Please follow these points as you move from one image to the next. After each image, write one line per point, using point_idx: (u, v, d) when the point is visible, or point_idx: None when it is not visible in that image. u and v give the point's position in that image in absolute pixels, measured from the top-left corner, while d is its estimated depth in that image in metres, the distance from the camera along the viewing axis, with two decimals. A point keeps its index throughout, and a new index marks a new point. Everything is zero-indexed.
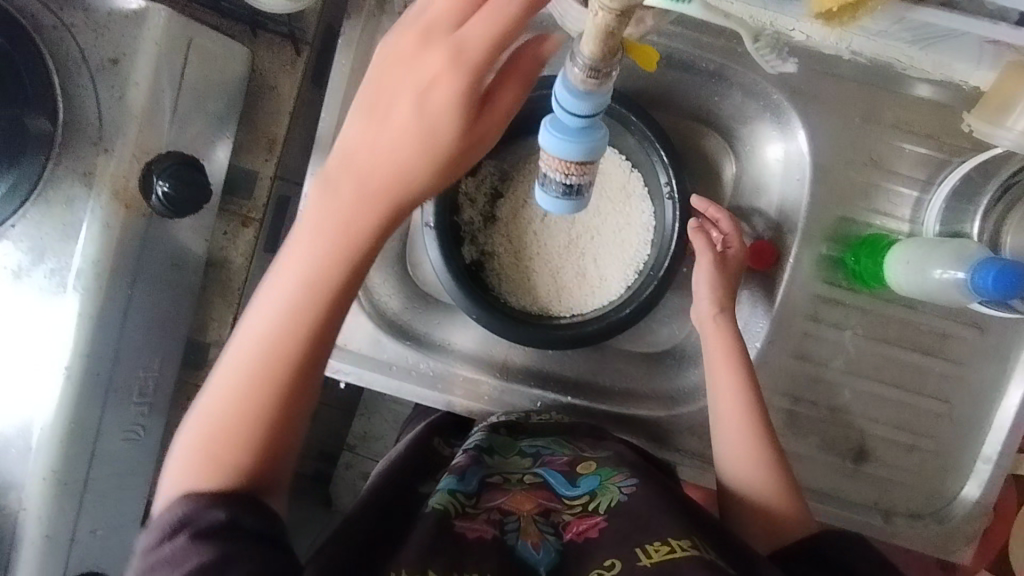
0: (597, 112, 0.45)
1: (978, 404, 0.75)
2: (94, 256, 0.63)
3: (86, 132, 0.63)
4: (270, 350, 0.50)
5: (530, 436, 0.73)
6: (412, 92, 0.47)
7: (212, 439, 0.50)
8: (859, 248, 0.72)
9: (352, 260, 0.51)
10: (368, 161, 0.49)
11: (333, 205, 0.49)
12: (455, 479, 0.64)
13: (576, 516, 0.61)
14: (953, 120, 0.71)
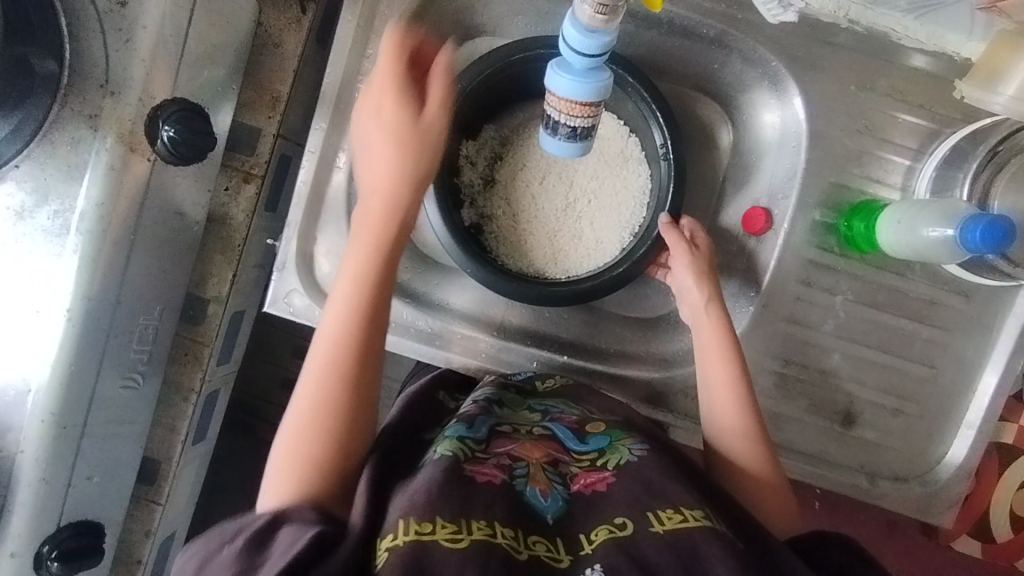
0: (604, 51, 0.48)
1: (964, 370, 0.76)
2: (98, 199, 0.63)
3: (94, 75, 0.63)
4: (359, 310, 0.61)
5: (537, 395, 0.73)
6: (399, 122, 0.66)
7: (296, 463, 0.56)
8: (852, 215, 0.74)
9: (379, 286, 0.63)
10: (372, 203, 0.64)
11: (381, 171, 0.65)
12: (465, 427, 0.64)
13: (584, 470, 0.62)
14: (945, 91, 0.73)
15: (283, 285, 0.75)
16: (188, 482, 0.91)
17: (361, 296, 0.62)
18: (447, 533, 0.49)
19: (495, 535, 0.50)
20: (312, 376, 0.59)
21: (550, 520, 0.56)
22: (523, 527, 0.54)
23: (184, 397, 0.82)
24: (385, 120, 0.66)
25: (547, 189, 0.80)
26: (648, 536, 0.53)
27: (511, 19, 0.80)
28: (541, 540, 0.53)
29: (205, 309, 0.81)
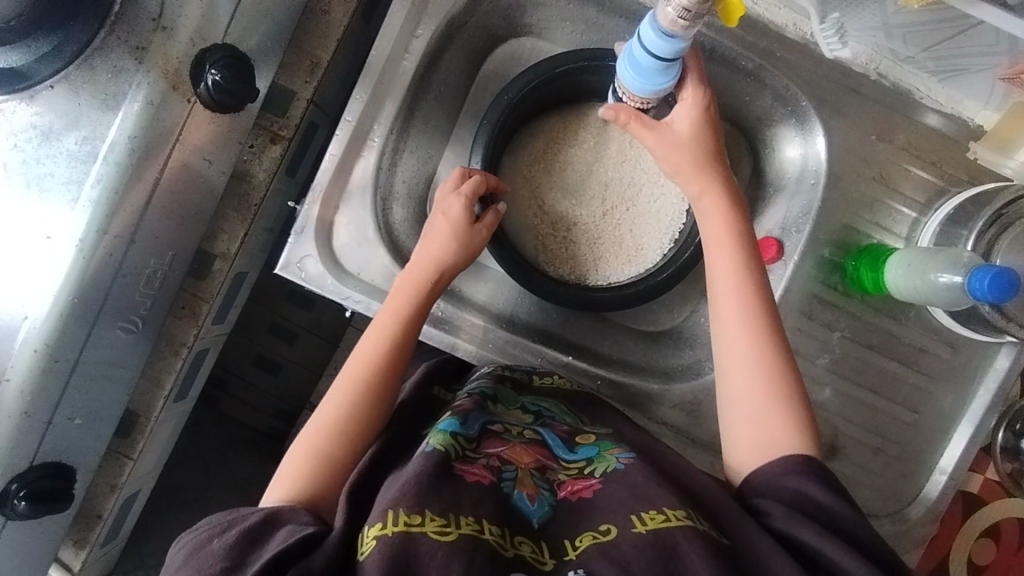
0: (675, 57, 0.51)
1: (942, 418, 0.80)
2: (132, 132, 0.62)
3: (147, 7, 0.62)
4: (391, 345, 0.64)
5: (532, 395, 0.73)
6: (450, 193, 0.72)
7: (310, 462, 0.57)
8: (860, 257, 0.77)
9: (415, 313, 0.67)
10: (421, 253, 0.70)
11: (434, 244, 0.70)
12: (457, 422, 0.63)
13: (572, 477, 0.61)
14: (957, 152, 0.77)
15: (297, 250, 0.74)
16: (161, 441, 0.88)
17: (400, 333, 0.65)
18: (435, 527, 0.48)
19: (483, 531, 0.50)
20: (338, 389, 0.62)
21: (534, 524, 0.55)
22: (509, 527, 0.53)
23: (175, 350, 0.80)
24: (431, 246, 0.70)
25: (587, 196, 0.84)
26: (630, 537, 0.52)
27: (558, 23, 0.82)
28: (526, 540, 0.53)
29: (211, 265, 0.80)
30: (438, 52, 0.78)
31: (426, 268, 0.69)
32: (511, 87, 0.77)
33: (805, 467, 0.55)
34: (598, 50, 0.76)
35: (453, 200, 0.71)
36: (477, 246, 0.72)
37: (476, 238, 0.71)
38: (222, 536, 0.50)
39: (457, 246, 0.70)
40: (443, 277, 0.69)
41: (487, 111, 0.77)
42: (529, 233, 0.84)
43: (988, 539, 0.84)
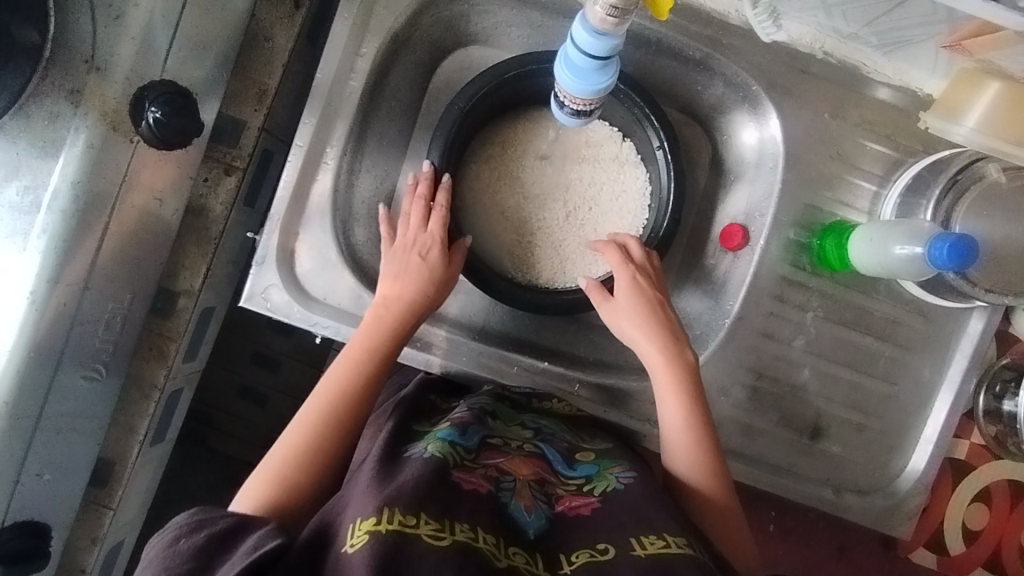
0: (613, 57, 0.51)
1: (922, 387, 0.80)
2: (74, 177, 0.60)
3: (79, 49, 0.60)
4: (362, 372, 0.65)
5: (530, 412, 0.72)
6: (413, 236, 0.73)
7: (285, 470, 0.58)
8: (825, 236, 0.77)
9: (387, 341, 0.67)
10: (389, 285, 0.71)
11: (402, 282, 0.70)
12: (455, 432, 0.62)
13: (569, 493, 0.61)
14: (908, 123, 0.78)
15: (260, 280, 0.74)
16: (142, 486, 0.86)
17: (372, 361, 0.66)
18: (430, 530, 0.47)
19: (478, 539, 0.49)
20: (311, 408, 0.63)
21: (530, 535, 0.55)
22: (503, 537, 0.52)
23: (146, 393, 0.78)
24: (401, 283, 0.70)
25: (549, 199, 0.84)
26: (629, 558, 0.52)
27: (504, 30, 0.82)
28: (519, 551, 0.52)
29: (175, 304, 0.79)
30: (386, 69, 0.78)
31: (396, 302, 0.69)
32: (463, 97, 0.76)
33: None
34: (548, 53, 0.76)
35: (417, 247, 0.73)
36: (445, 287, 0.73)
37: (443, 277, 0.72)
38: (190, 539, 0.49)
39: (427, 287, 0.71)
40: (413, 316, 0.70)
41: (440, 122, 0.77)
42: (495, 242, 0.83)
43: (980, 504, 0.84)
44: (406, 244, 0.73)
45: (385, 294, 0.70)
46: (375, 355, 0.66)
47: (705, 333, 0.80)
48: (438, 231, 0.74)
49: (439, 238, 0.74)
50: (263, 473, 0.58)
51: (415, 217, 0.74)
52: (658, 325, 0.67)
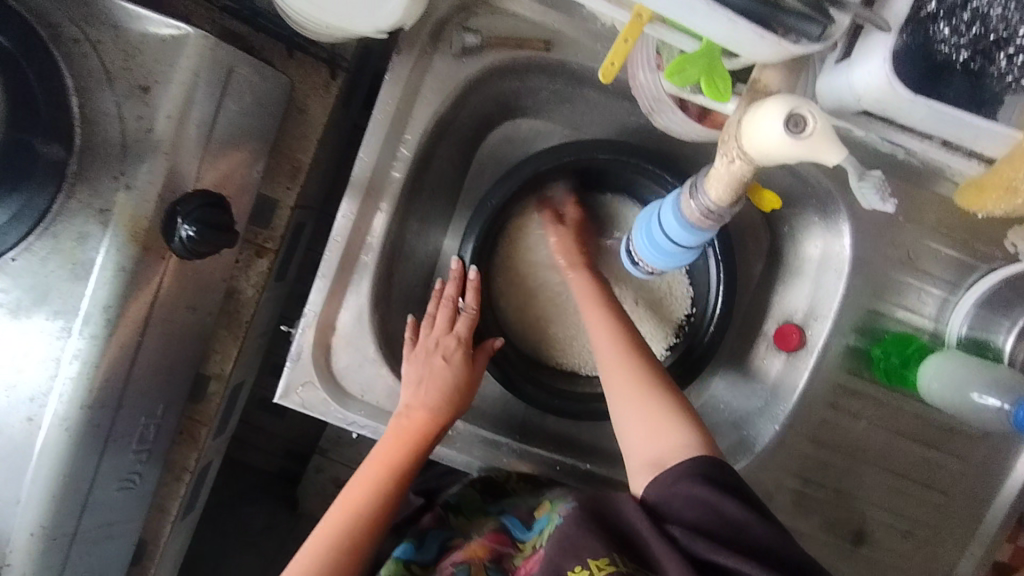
0: (694, 246, 0.48)
1: (977, 500, 0.76)
2: (105, 301, 0.57)
3: (108, 164, 0.56)
4: (383, 491, 0.59)
5: (502, 496, 0.70)
6: (434, 330, 0.67)
7: None
8: (890, 347, 0.72)
9: (411, 453, 0.61)
10: (413, 389, 0.63)
11: (430, 386, 0.63)
12: (414, 546, 0.66)
13: (523, 559, 0.59)
14: (994, 230, 0.71)
15: (296, 375, 0.70)
16: (174, 553, 0.85)
17: (386, 491, 0.59)
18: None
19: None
20: (311, 540, 0.57)
21: None
22: None
23: (178, 476, 0.77)
24: (425, 396, 0.63)
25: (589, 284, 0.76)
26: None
27: (556, 105, 0.75)
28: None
29: (206, 388, 0.76)
30: (429, 150, 0.72)
31: (424, 409, 0.62)
32: (496, 190, 0.71)
33: (700, 473, 0.50)
34: (584, 144, 0.70)
35: (444, 344, 0.66)
36: (470, 390, 0.66)
37: (469, 379, 0.66)
38: None
39: (451, 400, 0.64)
40: (433, 434, 0.62)
41: (474, 216, 0.72)
42: (531, 335, 0.77)
43: None
44: (431, 337, 0.67)
45: (409, 398, 0.63)
46: (396, 469, 0.60)
47: (751, 434, 0.77)
48: (466, 325, 0.68)
49: (464, 336, 0.67)
50: None
51: (430, 314, 0.69)
52: (622, 359, 0.61)
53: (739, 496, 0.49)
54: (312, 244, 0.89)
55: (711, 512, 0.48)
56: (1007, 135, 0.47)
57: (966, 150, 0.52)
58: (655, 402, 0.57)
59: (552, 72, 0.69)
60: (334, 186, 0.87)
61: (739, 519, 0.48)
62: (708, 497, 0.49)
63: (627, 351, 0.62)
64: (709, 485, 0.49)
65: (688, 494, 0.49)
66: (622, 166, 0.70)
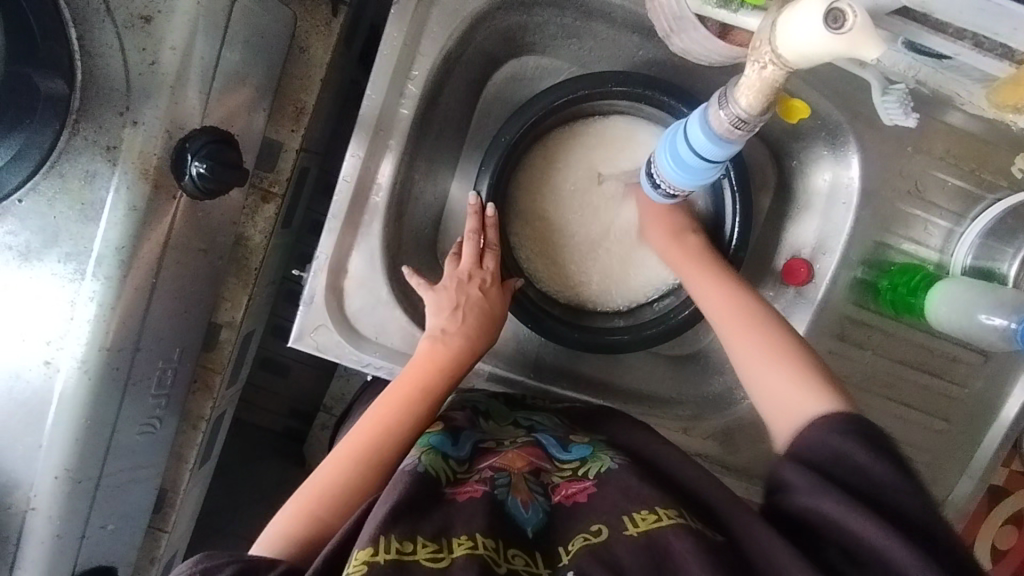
0: (722, 160, 0.51)
1: (976, 424, 0.78)
2: (118, 242, 0.56)
3: (111, 100, 0.55)
4: (416, 409, 0.59)
5: (526, 409, 0.70)
6: (461, 262, 0.68)
7: (319, 505, 0.54)
8: (897, 277, 0.73)
9: (445, 377, 0.61)
10: (447, 317, 0.64)
11: (462, 315, 0.65)
12: (448, 440, 0.60)
13: (565, 480, 0.58)
14: (1000, 158, 0.71)
15: (310, 319, 0.70)
16: (192, 503, 0.85)
17: (417, 412, 0.59)
18: (428, 553, 0.46)
19: (478, 547, 0.48)
20: (342, 451, 0.57)
21: (529, 534, 0.52)
22: (501, 539, 0.50)
23: (194, 424, 0.77)
24: (458, 324, 0.64)
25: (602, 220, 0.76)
26: (622, 540, 0.50)
27: (564, 41, 0.74)
28: (519, 553, 0.50)
29: (217, 336, 0.75)
30: (437, 88, 0.71)
31: (458, 337, 0.63)
32: (509, 127, 0.70)
33: (850, 428, 0.48)
34: (599, 76, 0.69)
35: (473, 273, 0.68)
36: (501, 321, 0.67)
37: (500, 309, 0.67)
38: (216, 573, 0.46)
39: (483, 330, 0.65)
40: (465, 362, 0.63)
41: (487, 153, 0.71)
42: (547, 274, 0.76)
43: (1011, 526, 0.87)
44: (461, 268, 0.68)
45: (444, 325, 0.64)
46: (428, 390, 0.60)
47: None
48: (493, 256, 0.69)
49: (495, 269, 0.69)
50: (294, 508, 0.54)
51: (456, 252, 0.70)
52: (749, 316, 0.59)
53: (884, 454, 0.47)
54: (315, 193, 0.88)
55: (845, 466, 0.47)
56: None
57: (996, 50, 0.49)
58: (808, 359, 0.55)
59: (560, 3, 0.68)
60: (335, 133, 0.86)
61: (866, 464, 0.46)
62: (846, 450, 0.47)
63: (747, 313, 0.59)
64: (859, 440, 0.47)
65: (838, 449, 0.47)
66: (636, 98, 0.70)
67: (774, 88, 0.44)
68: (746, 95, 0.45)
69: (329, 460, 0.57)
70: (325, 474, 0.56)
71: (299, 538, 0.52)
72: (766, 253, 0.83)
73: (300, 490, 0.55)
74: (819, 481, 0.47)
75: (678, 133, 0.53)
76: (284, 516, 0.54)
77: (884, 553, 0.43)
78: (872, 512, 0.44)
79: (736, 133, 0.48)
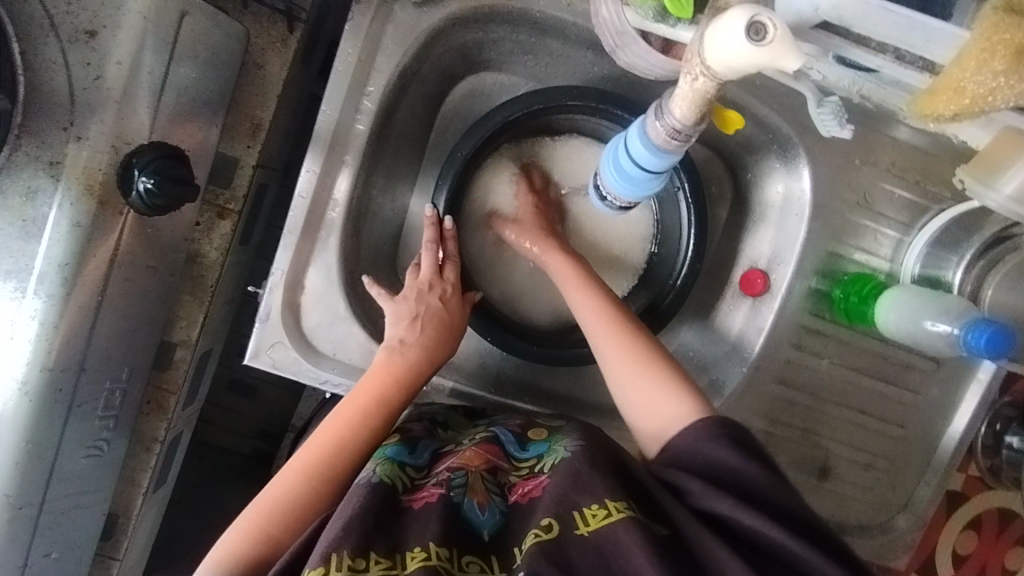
0: (665, 169, 0.53)
1: (931, 430, 0.80)
2: (60, 259, 0.55)
3: (55, 116, 0.54)
4: (372, 421, 0.58)
5: (487, 416, 0.69)
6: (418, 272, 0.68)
7: (268, 522, 0.53)
8: (849, 287, 0.75)
9: (403, 388, 0.61)
10: (406, 327, 0.64)
11: (422, 325, 0.64)
12: (405, 449, 0.59)
13: (522, 479, 0.57)
14: (943, 170, 0.74)
15: (265, 336, 0.69)
16: (146, 529, 0.83)
17: (372, 423, 0.58)
18: (380, 569, 0.46)
19: (432, 557, 0.47)
20: (295, 464, 0.56)
21: (484, 536, 0.52)
22: (457, 547, 0.50)
23: (147, 447, 0.74)
24: (418, 333, 0.64)
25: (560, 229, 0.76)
26: (573, 540, 0.49)
27: (519, 57, 0.75)
28: (475, 560, 0.50)
29: (172, 355, 0.73)
30: (394, 104, 0.71)
31: (416, 347, 0.63)
32: (466, 141, 0.71)
33: (719, 432, 0.51)
34: (554, 91, 0.70)
35: (431, 284, 0.67)
36: (461, 330, 0.67)
37: (460, 316, 0.67)
38: None
39: (442, 340, 0.65)
40: (422, 374, 0.63)
41: (444, 167, 0.72)
42: (508, 286, 0.77)
43: (971, 531, 0.89)
44: (420, 275, 0.68)
45: (403, 335, 0.63)
46: (385, 402, 0.59)
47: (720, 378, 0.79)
48: (454, 265, 0.69)
49: (456, 277, 0.69)
50: (242, 526, 0.52)
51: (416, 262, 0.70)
52: (619, 327, 0.61)
53: (756, 455, 0.50)
54: (274, 210, 0.87)
55: (722, 470, 0.50)
56: (958, 36, 0.47)
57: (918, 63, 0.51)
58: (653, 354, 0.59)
59: (515, 21, 0.69)
60: (294, 149, 0.85)
61: (739, 466, 0.50)
62: (714, 455, 0.50)
63: (614, 321, 0.62)
64: (728, 445, 0.50)
65: (710, 455, 0.51)
66: (593, 112, 0.70)
67: (706, 100, 0.45)
68: (680, 107, 0.46)
69: (281, 474, 0.56)
70: (275, 489, 0.54)
71: (247, 555, 0.51)
72: (725, 265, 0.84)
73: (250, 506, 0.54)
74: (712, 485, 0.49)
75: (621, 145, 0.55)
76: (233, 533, 0.52)
77: (783, 544, 0.47)
78: (758, 506, 0.48)
79: (673, 143, 0.50)
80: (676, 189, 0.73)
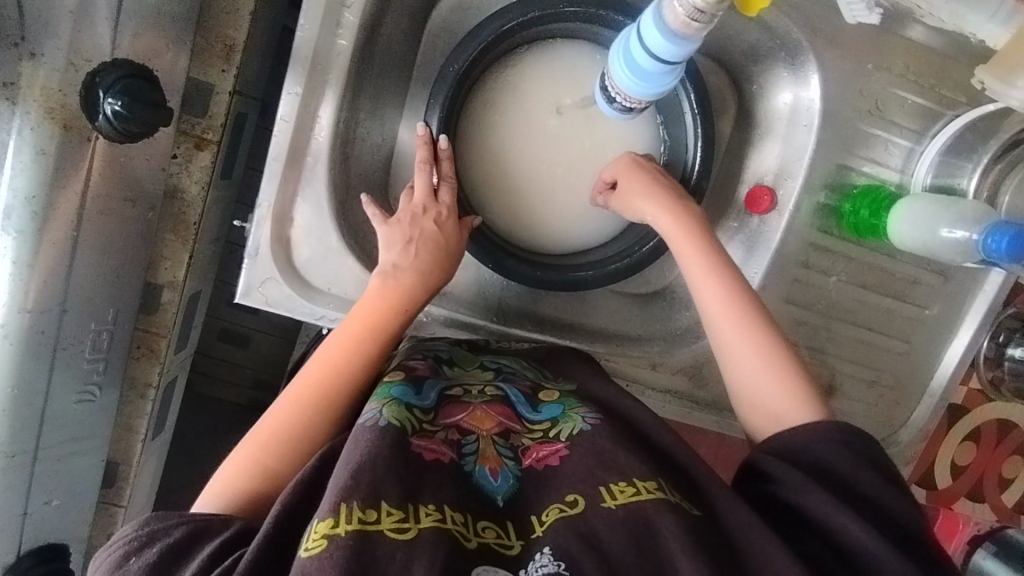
0: (683, 59, 0.49)
1: (935, 345, 0.80)
2: (26, 191, 0.53)
3: (4, 30, 0.51)
4: (369, 349, 0.56)
5: (491, 353, 0.67)
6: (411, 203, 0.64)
7: (266, 455, 0.51)
8: (860, 199, 0.72)
9: (400, 315, 0.58)
10: (400, 254, 0.61)
11: (416, 250, 0.61)
12: (411, 390, 0.55)
13: (536, 442, 0.55)
14: (957, 73, 0.71)
15: (256, 273, 0.65)
16: (147, 476, 0.81)
17: (369, 353, 0.56)
18: (392, 522, 0.42)
19: (446, 519, 0.45)
20: (291, 397, 0.54)
21: (500, 502, 0.50)
22: (472, 512, 0.47)
23: (141, 393, 0.70)
24: (412, 258, 0.61)
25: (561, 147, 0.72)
26: (600, 512, 0.47)
27: None
28: (491, 525, 0.47)
29: (158, 297, 0.69)
30: (376, 18, 0.66)
31: (412, 273, 0.60)
32: (457, 56, 0.66)
33: (837, 435, 0.51)
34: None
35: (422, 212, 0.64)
36: (455, 255, 0.64)
37: (455, 241, 0.64)
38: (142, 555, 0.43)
39: (438, 264, 0.62)
40: (417, 299, 0.60)
41: (435, 85, 0.67)
42: (505, 211, 0.73)
43: (970, 443, 0.90)
44: (411, 203, 0.64)
45: (398, 262, 0.60)
46: (382, 328, 0.57)
47: None
48: (449, 192, 0.66)
49: (450, 201, 0.65)
50: (240, 459, 0.51)
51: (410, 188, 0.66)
52: (740, 299, 0.57)
53: (867, 462, 0.50)
54: (255, 144, 0.82)
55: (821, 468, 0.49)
56: None
57: None
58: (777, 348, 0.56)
59: None
60: (271, 81, 0.80)
61: (847, 470, 0.49)
62: (821, 457, 0.50)
63: (735, 292, 0.57)
64: (841, 447, 0.50)
65: (817, 454, 0.50)
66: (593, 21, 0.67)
67: None
68: None
69: (277, 405, 0.54)
70: (272, 421, 0.53)
71: (247, 489, 0.50)
72: (731, 183, 0.80)
73: (246, 439, 0.52)
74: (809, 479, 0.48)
75: (633, 38, 0.51)
76: (230, 466, 0.51)
77: (869, 547, 0.45)
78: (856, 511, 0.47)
79: (692, 28, 0.46)
80: (680, 101, 0.70)
